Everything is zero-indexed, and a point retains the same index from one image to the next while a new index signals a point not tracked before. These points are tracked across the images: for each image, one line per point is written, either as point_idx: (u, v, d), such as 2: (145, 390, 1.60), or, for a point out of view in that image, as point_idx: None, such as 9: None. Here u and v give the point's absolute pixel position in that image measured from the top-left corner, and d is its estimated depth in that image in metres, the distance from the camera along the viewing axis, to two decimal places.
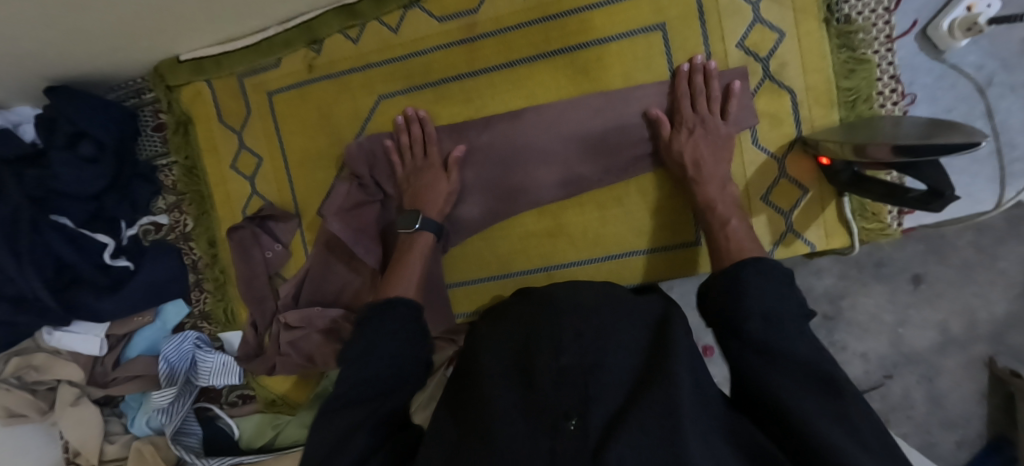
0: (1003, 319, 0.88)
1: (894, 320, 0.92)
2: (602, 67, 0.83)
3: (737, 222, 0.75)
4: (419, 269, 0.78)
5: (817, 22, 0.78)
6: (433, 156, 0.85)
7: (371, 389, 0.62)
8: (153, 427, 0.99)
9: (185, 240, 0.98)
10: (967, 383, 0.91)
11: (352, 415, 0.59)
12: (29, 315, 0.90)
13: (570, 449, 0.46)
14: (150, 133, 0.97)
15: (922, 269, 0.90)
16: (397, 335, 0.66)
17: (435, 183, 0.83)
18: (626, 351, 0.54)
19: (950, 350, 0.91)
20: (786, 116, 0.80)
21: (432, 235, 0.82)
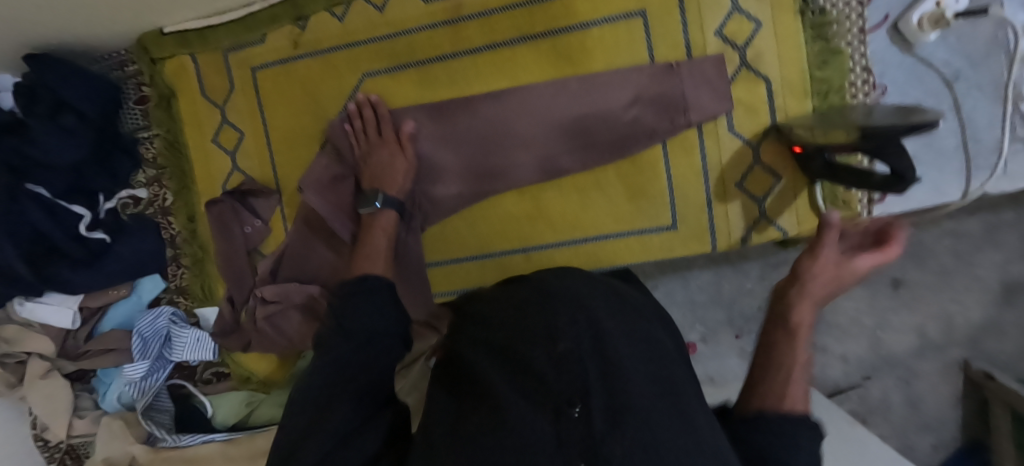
0: (980, 324, 1.00)
1: (872, 324, 1.03)
2: (584, 51, 0.84)
3: None
4: (384, 244, 0.77)
5: (793, 14, 0.80)
6: (388, 136, 0.85)
7: (360, 358, 0.59)
8: (124, 402, 0.99)
9: (164, 215, 0.98)
10: (944, 387, 1.02)
11: (333, 383, 0.57)
12: (3, 285, 0.90)
13: (576, 435, 0.47)
14: (131, 107, 0.97)
15: (901, 274, 1.01)
16: (387, 311, 0.64)
17: (392, 160, 0.83)
18: (624, 335, 0.55)
19: (927, 354, 1.02)
20: (761, 104, 0.82)
21: (394, 213, 0.81)
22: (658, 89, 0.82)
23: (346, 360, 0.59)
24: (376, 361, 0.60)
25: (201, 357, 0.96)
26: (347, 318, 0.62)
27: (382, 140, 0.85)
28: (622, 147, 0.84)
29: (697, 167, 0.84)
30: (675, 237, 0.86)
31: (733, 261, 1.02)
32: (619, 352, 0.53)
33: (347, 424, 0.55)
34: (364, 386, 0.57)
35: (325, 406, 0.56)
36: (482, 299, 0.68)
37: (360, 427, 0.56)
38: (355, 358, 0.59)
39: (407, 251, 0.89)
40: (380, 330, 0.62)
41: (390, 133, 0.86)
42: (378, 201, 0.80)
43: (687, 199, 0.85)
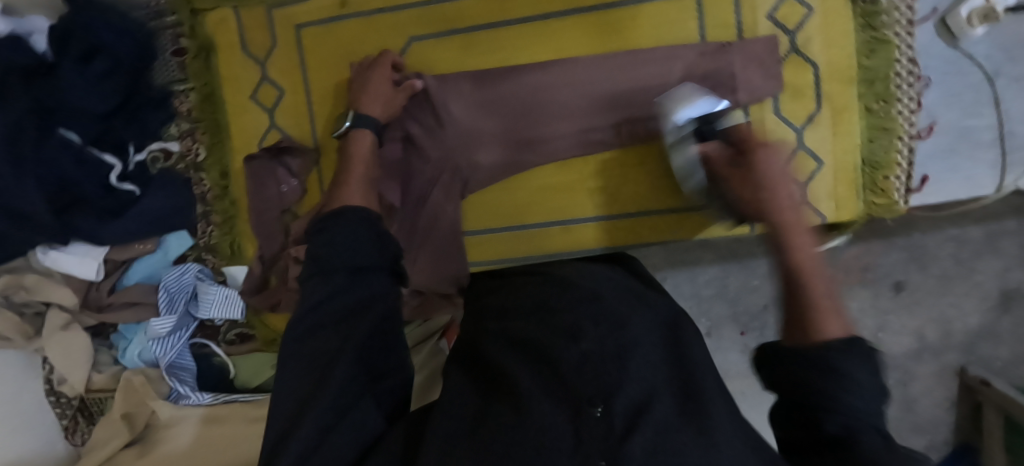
0: (976, 330, 1.00)
1: (874, 325, 1.01)
2: (634, 26, 0.84)
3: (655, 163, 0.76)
4: (360, 169, 0.79)
5: (845, 1, 0.81)
6: (382, 74, 0.85)
7: (350, 322, 0.58)
8: (145, 360, 0.97)
9: (195, 171, 0.96)
10: (940, 390, 1.02)
11: (326, 343, 0.57)
12: (24, 230, 0.86)
13: (598, 433, 0.46)
14: (168, 58, 0.95)
15: (904, 277, 0.99)
16: (377, 277, 0.62)
17: (379, 84, 0.84)
18: (648, 341, 0.57)
19: (924, 357, 1.02)
20: (808, 89, 0.83)
21: (370, 134, 0.82)
22: (708, 67, 0.83)
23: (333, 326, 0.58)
24: (365, 314, 0.59)
25: (228, 315, 0.95)
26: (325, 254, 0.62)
27: (376, 77, 0.84)
28: (665, 123, 0.85)
29: None
30: (709, 217, 0.88)
31: (742, 257, 1.02)
32: (641, 356, 0.54)
33: (346, 388, 0.54)
34: (357, 351, 0.56)
35: (319, 377, 0.55)
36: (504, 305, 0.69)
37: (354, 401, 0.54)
38: (337, 304, 0.59)
39: (444, 215, 0.89)
40: (366, 272, 0.61)
41: (388, 74, 0.85)
42: (348, 120, 0.82)
43: None
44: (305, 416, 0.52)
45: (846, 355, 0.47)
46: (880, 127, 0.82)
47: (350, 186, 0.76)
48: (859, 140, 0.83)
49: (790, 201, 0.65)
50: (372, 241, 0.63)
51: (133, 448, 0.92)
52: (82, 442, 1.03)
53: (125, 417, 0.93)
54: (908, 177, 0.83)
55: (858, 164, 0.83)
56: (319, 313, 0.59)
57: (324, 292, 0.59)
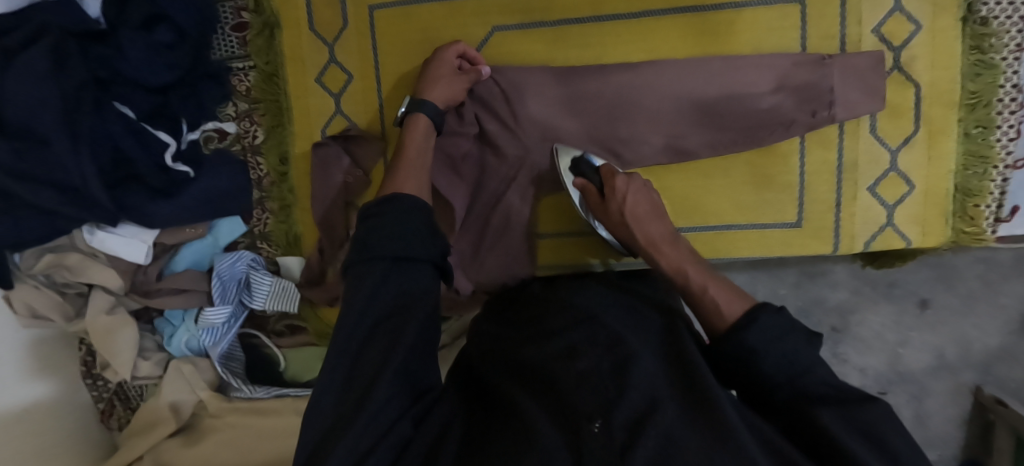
0: (995, 352, 0.95)
1: (895, 340, 0.97)
2: (732, 31, 0.81)
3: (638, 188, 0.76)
4: (414, 151, 0.74)
5: (955, 20, 0.78)
6: (446, 61, 0.81)
7: (381, 328, 0.56)
8: (192, 348, 0.93)
9: (253, 154, 0.91)
10: (953, 408, 0.97)
11: (374, 353, 0.54)
12: (76, 207, 0.80)
13: (596, 447, 0.44)
14: (226, 33, 0.88)
15: (929, 295, 0.96)
16: (423, 269, 0.61)
17: (444, 69, 0.80)
18: (648, 355, 0.56)
19: (941, 374, 0.97)
20: (907, 109, 0.80)
21: (427, 119, 0.77)
22: (804, 78, 0.79)
23: (361, 342, 0.55)
24: (409, 321, 0.56)
25: (282, 307, 0.91)
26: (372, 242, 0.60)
27: (440, 62, 0.80)
28: (756, 134, 0.81)
29: (832, 164, 0.82)
30: (797, 234, 0.84)
31: (771, 267, 0.98)
32: (645, 371, 0.52)
33: (387, 407, 0.51)
34: (400, 366, 0.53)
35: (353, 397, 0.52)
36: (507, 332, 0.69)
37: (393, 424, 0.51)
38: (383, 303, 0.57)
39: (515, 214, 0.86)
40: (412, 262, 0.60)
41: (453, 60, 0.81)
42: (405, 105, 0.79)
43: (814, 195, 0.83)
44: (337, 439, 0.49)
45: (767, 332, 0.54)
46: (977, 154, 0.80)
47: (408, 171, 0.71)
48: (953, 166, 0.81)
49: (666, 243, 0.72)
50: (428, 231, 0.63)
51: (178, 437, 0.89)
52: (117, 427, 0.99)
53: (172, 406, 0.89)
54: (1000, 205, 0.82)
55: (950, 191, 0.81)
56: (362, 325, 0.56)
57: (364, 296, 0.57)
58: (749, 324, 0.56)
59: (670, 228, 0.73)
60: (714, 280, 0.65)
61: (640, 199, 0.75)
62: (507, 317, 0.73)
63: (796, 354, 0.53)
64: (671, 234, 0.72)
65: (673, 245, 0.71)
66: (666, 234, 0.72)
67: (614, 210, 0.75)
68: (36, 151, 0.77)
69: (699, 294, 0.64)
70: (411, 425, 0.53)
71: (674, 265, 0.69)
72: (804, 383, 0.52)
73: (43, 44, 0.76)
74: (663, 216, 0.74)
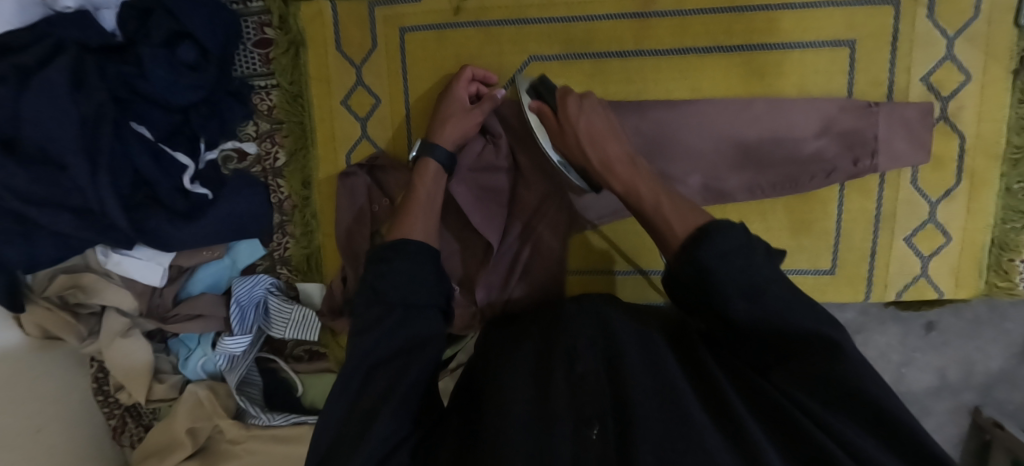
0: (996, 374, 0.90)
1: (899, 361, 0.92)
2: (779, 73, 0.78)
3: (592, 112, 0.72)
4: (423, 194, 0.75)
5: (1005, 72, 0.76)
6: (458, 96, 0.79)
7: (382, 369, 0.58)
8: (208, 371, 0.92)
9: (274, 177, 0.88)
10: (952, 428, 0.94)
11: (386, 380, 0.57)
12: (91, 231, 0.77)
13: (594, 452, 0.48)
14: (249, 49, 0.83)
15: (937, 317, 0.90)
16: (431, 314, 0.62)
17: (453, 106, 0.79)
18: (639, 350, 0.58)
19: (942, 395, 0.93)
20: (949, 160, 0.79)
21: (435, 163, 0.77)
22: (850, 125, 0.77)
23: (359, 385, 0.58)
24: (411, 361, 0.58)
25: (302, 334, 0.89)
26: (382, 283, 0.63)
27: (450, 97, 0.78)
28: (797, 181, 0.79)
29: (870, 213, 0.81)
30: (829, 279, 0.84)
31: None
32: (637, 370, 0.54)
33: (386, 440, 0.53)
34: (403, 398, 0.55)
35: (356, 431, 0.54)
36: (507, 332, 0.71)
37: (397, 442, 0.54)
38: (389, 345, 0.59)
39: (546, 251, 0.84)
40: (419, 310, 0.61)
41: (464, 94, 0.79)
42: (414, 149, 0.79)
43: (850, 243, 0.82)
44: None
45: (722, 250, 0.52)
46: (1016, 208, 0.79)
47: (415, 217, 0.72)
48: (991, 219, 0.80)
49: (620, 162, 0.69)
50: (435, 276, 0.66)
51: (195, 459, 0.89)
52: (130, 444, 0.98)
53: (190, 431, 0.88)
54: None
55: (986, 243, 0.80)
56: (361, 366, 0.58)
57: (366, 342, 0.59)
58: (704, 244, 0.54)
59: (625, 145, 0.71)
60: (666, 195, 0.64)
61: (594, 119, 0.72)
62: (511, 320, 0.75)
63: (753, 268, 0.52)
64: (627, 154, 0.70)
65: (627, 162, 0.69)
66: (621, 152, 0.70)
67: (569, 134, 0.72)
68: (53, 176, 0.74)
69: (653, 211, 0.64)
70: (410, 451, 0.54)
71: (626, 185, 0.67)
72: (781, 320, 0.50)
73: (62, 62, 0.72)
74: (618, 135, 0.72)
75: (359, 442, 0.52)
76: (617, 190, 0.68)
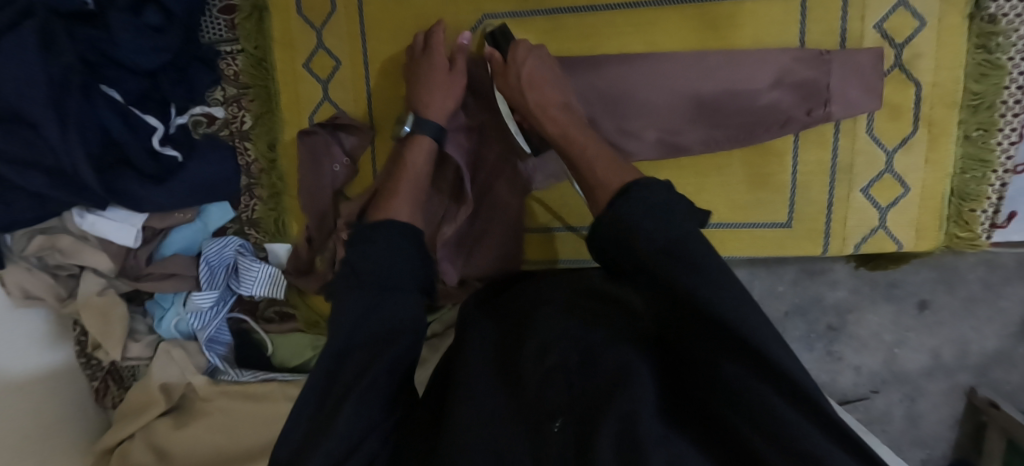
0: (993, 355, 0.92)
1: (892, 341, 0.94)
2: (734, 23, 0.78)
3: (531, 57, 0.76)
4: (415, 176, 0.75)
5: (961, 18, 0.75)
6: (435, 63, 0.79)
7: (355, 355, 0.54)
8: (181, 331, 0.95)
9: (241, 140, 0.90)
10: (946, 409, 0.96)
11: (356, 362, 0.54)
12: (65, 191, 0.80)
13: (557, 445, 0.49)
14: (215, 15, 0.86)
15: (929, 295, 0.91)
16: (402, 295, 0.59)
17: (430, 77, 0.78)
18: (605, 333, 0.57)
19: (937, 376, 0.94)
20: (906, 110, 0.78)
21: (431, 140, 0.78)
22: (804, 75, 0.77)
23: (330, 371, 0.54)
24: (385, 349, 0.54)
25: (270, 292, 0.92)
26: (359, 262, 0.60)
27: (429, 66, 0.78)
28: (751, 133, 0.79)
29: (826, 165, 0.81)
30: (786, 234, 0.84)
31: (769, 260, 0.93)
32: (605, 355, 0.54)
33: (353, 431, 0.50)
34: (372, 384, 0.52)
35: (323, 425, 0.51)
36: (483, 308, 0.70)
37: (363, 435, 0.51)
38: (370, 327, 0.56)
39: (501, 208, 0.85)
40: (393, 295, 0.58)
41: (441, 59, 0.79)
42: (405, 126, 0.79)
43: (809, 198, 0.82)
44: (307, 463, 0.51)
45: (644, 207, 0.55)
46: (977, 158, 0.78)
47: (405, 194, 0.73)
48: (950, 169, 0.79)
49: (555, 106, 0.74)
50: (420, 256, 0.64)
51: (168, 418, 0.92)
52: (112, 405, 1.01)
53: (164, 388, 0.91)
54: (996, 211, 0.79)
55: (946, 194, 0.80)
56: (332, 355, 0.54)
57: (348, 324, 0.55)
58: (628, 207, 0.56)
59: (561, 96, 0.75)
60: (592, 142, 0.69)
61: (537, 65, 0.75)
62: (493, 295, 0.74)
63: (671, 226, 0.52)
64: (561, 101, 0.74)
65: (560, 110, 0.74)
66: (557, 100, 0.74)
67: (513, 76, 0.75)
68: (23, 135, 0.77)
69: (578, 156, 0.69)
70: (379, 441, 0.52)
71: (558, 128, 0.72)
72: (691, 286, 0.48)
73: (30, 28, 0.75)
74: (557, 85, 0.76)
75: (325, 433, 0.49)
76: (550, 133, 0.72)
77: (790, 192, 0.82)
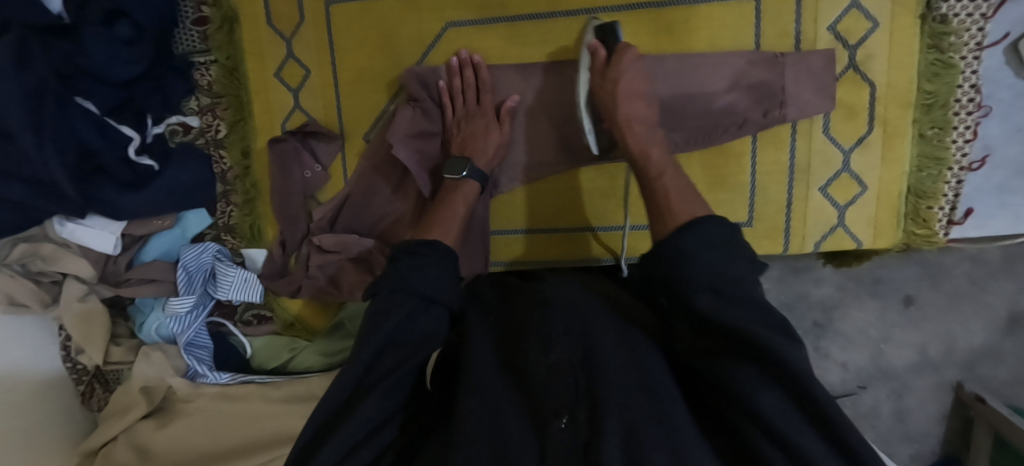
0: (979, 350, 0.93)
1: (878, 337, 0.95)
2: (689, 27, 0.79)
3: (631, 69, 0.73)
4: (461, 213, 0.75)
5: (914, 18, 0.76)
6: (484, 115, 0.82)
7: (387, 357, 0.55)
8: (163, 335, 0.97)
9: (216, 148, 0.93)
10: (934, 404, 0.96)
11: (384, 360, 0.55)
12: (45, 200, 0.82)
13: (564, 444, 0.49)
14: (188, 27, 0.89)
15: (915, 291, 0.93)
16: (437, 314, 0.59)
17: (485, 130, 0.81)
18: (613, 339, 0.57)
19: (923, 371, 0.95)
20: (862, 109, 0.79)
21: (477, 184, 0.78)
22: (758, 77, 0.78)
23: (364, 370, 0.54)
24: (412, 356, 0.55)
25: (246, 297, 0.94)
26: (410, 278, 0.59)
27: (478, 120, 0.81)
28: (708, 134, 0.81)
29: (785, 166, 0.82)
30: (748, 233, 0.85)
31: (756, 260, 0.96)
32: (611, 359, 0.54)
33: (374, 419, 0.52)
34: (391, 384, 0.53)
35: (353, 399, 0.53)
36: (486, 304, 0.69)
37: (381, 422, 0.53)
38: (405, 334, 0.57)
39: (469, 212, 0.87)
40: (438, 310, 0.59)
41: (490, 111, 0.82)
42: (465, 170, 0.77)
43: (767, 197, 0.83)
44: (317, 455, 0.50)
45: (700, 241, 0.54)
46: (932, 156, 0.79)
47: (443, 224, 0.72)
48: (907, 167, 0.80)
49: (640, 123, 0.73)
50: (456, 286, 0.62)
51: (151, 419, 0.94)
52: (98, 408, 1.04)
53: (144, 390, 0.94)
54: (953, 208, 0.81)
55: (903, 192, 0.81)
56: (369, 353, 0.55)
57: (394, 322, 0.56)
58: (687, 233, 0.55)
59: (649, 109, 0.74)
60: (672, 167, 0.68)
61: (638, 78, 0.74)
62: (501, 290, 0.73)
63: (727, 268, 0.53)
64: (648, 116, 0.74)
65: (645, 127, 0.73)
66: (645, 117, 0.73)
67: (610, 83, 0.73)
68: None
69: (655, 178, 0.68)
70: (398, 429, 0.54)
71: (640, 144, 0.71)
72: (744, 325, 0.49)
73: (6, 40, 0.76)
74: (648, 100, 0.75)
75: (346, 419, 0.51)
76: (631, 146, 0.72)
77: (749, 194, 0.83)
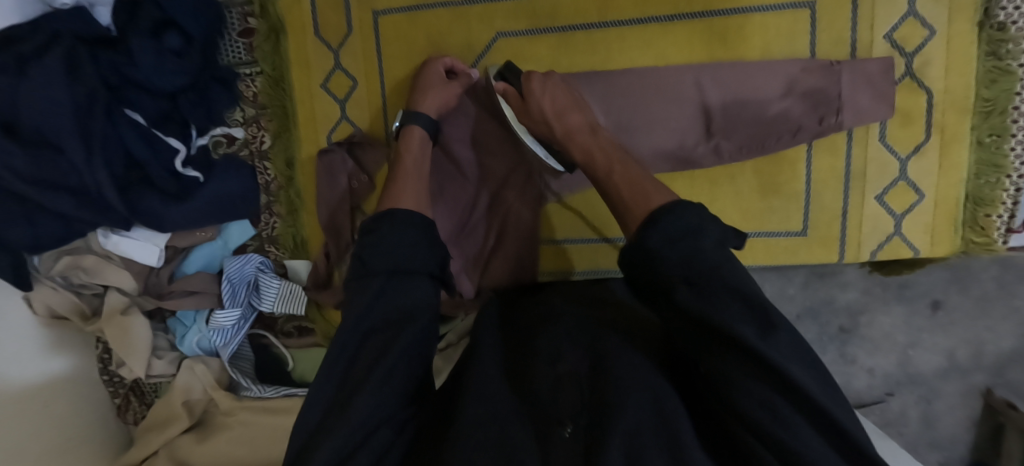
0: (1007, 354, 0.90)
1: (905, 342, 0.92)
2: (743, 36, 0.79)
3: (541, 90, 0.75)
4: (412, 161, 0.76)
5: (971, 25, 0.75)
6: (434, 72, 0.82)
7: (371, 341, 0.57)
8: (203, 348, 0.97)
9: (260, 159, 0.92)
10: (962, 410, 0.93)
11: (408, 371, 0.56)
12: (90, 211, 0.81)
13: (565, 450, 0.49)
14: (234, 38, 0.88)
15: (942, 295, 0.90)
16: (423, 283, 0.60)
17: (431, 85, 0.81)
18: (625, 351, 0.57)
19: (951, 377, 0.92)
20: (917, 116, 0.79)
21: (422, 129, 0.79)
22: (813, 84, 0.77)
23: (346, 364, 0.56)
24: (401, 331, 0.56)
25: (289, 309, 0.94)
26: (370, 252, 0.61)
27: (426, 73, 0.81)
28: (762, 143, 0.80)
29: (840, 172, 0.81)
30: (801, 241, 0.84)
31: (779, 266, 0.92)
32: (620, 367, 0.54)
33: (365, 423, 0.52)
34: (388, 371, 0.54)
35: (338, 409, 0.53)
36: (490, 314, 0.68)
37: (375, 425, 0.53)
38: (382, 311, 0.58)
39: (513, 221, 0.87)
40: (404, 278, 0.59)
41: (441, 71, 0.82)
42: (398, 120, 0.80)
43: (821, 204, 0.83)
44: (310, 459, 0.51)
45: (667, 235, 0.54)
46: (990, 163, 0.78)
47: (406, 182, 0.72)
48: (964, 175, 0.79)
49: (582, 133, 0.73)
50: (427, 244, 0.63)
51: (191, 432, 0.93)
52: (134, 421, 1.03)
53: (186, 404, 0.93)
54: (1012, 215, 0.79)
55: (961, 199, 0.80)
56: (357, 332, 0.57)
57: (358, 309, 0.57)
58: (655, 224, 0.56)
59: (587, 117, 0.75)
60: (619, 163, 0.68)
61: (558, 95, 0.75)
62: (513, 302, 0.73)
63: (699, 253, 0.52)
64: (588, 125, 0.74)
65: (589, 133, 0.73)
66: (584, 125, 0.74)
67: (535, 111, 0.75)
68: (51, 158, 0.78)
69: (605, 178, 0.68)
70: (394, 430, 0.54)
71: (584, 151, 0.72)
72: (711, 313, 0.49)
73: (57, 53, 0.76)
74: (583, 108, 0.76)
75: (339, 422, 0.52)
76: (577, 155, 0.72)
77: (804, 203, 0.83)
